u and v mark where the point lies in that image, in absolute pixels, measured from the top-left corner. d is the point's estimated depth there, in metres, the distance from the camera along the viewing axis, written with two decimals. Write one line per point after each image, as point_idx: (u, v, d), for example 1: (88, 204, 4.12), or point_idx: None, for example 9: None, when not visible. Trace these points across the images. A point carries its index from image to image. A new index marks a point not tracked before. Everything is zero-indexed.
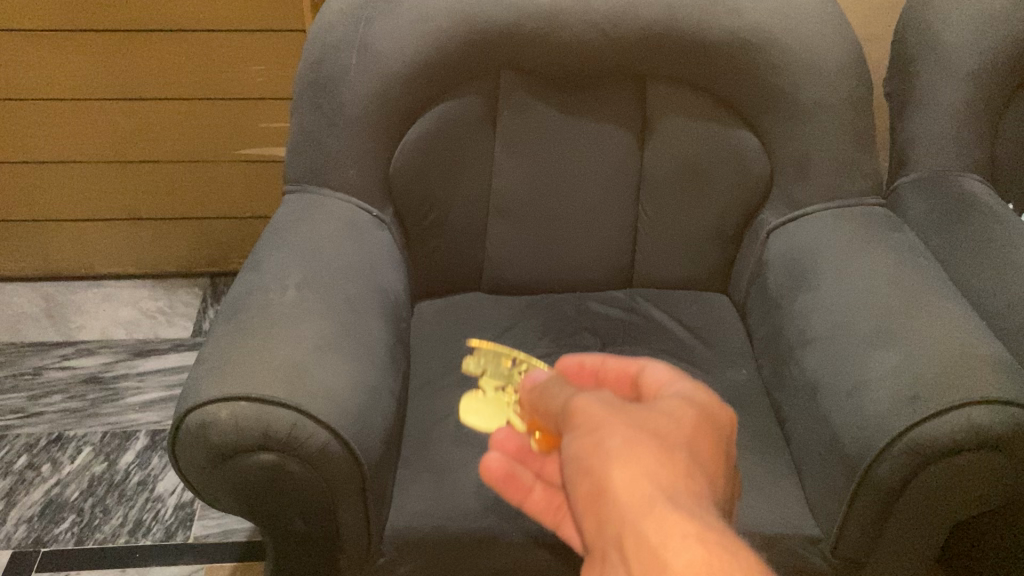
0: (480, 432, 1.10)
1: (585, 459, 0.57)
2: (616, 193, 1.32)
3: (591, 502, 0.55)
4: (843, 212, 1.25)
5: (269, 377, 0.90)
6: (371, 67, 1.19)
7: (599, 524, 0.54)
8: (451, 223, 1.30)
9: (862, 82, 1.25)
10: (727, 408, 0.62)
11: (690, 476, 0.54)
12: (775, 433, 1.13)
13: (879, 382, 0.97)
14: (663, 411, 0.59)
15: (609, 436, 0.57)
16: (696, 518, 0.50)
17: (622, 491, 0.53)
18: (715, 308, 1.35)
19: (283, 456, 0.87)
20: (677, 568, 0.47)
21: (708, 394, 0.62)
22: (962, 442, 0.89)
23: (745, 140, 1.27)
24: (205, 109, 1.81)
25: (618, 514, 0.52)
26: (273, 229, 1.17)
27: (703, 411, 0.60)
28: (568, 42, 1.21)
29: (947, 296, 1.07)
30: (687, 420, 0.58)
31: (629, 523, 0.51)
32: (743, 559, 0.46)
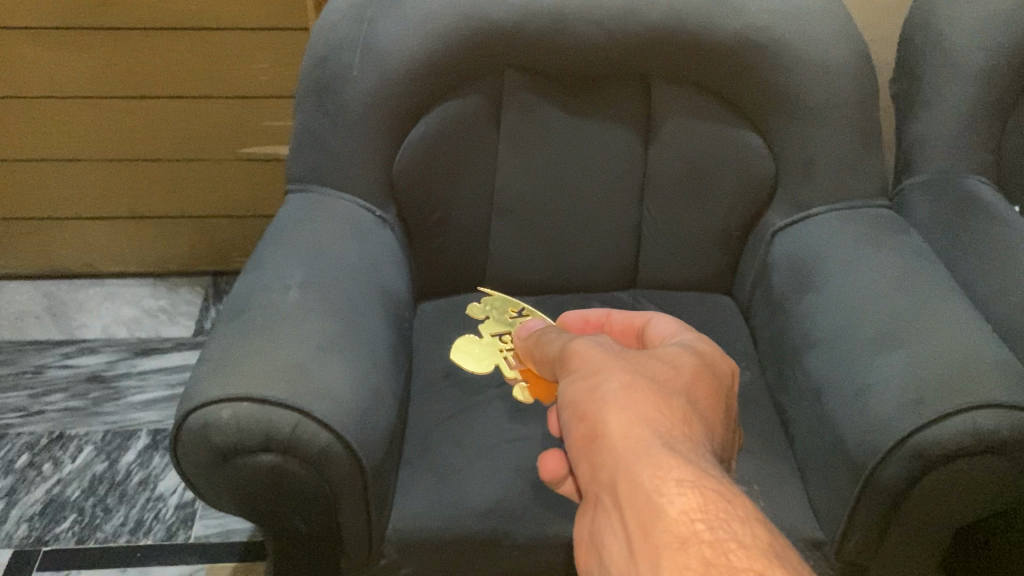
0: (482, 434, 1.09)
1: (594, 407, 0.69)
2: (621, 194, 1.32)
3: (592, 439, 0.68)
4: (848, 214, 1.24)
5: (271, 377, 0.89)
6: (375, 66, 1.19)
7: (597, 457, 0.67)
8: (454, 223, 1.30)
9: (868, 83, 1.24)
10: (725, 362, 0.79)
11: (686, 416, 0.69)
12: (778, 435, 1.12)
13: (885, 384, 0.97)
14: (669, 361, 0.76)
15: (613, 387, 0.70)
16: (687, 463, 0.62)
17: (622, 431, 0.66)
18: (719, 309, 1.34)
19: (284, 456, 0.87)
20: (672, 509, 0.58)
21: (708, 354, 0.78)
22: (967, 446, 0.89)
23: (751, 141, 1.27)
24: (209, 108, 1.81)
25: (617, 452, 0.65)
26: (276, 229, 1.17)
27: (701, 364, 0.76)
28: (573, 42, 1.21)
29: (954, 299, 1.06)
30: (688, 370, 0.74)
31: (627, 460, 0.64)
32: (730, 497, 0.60)
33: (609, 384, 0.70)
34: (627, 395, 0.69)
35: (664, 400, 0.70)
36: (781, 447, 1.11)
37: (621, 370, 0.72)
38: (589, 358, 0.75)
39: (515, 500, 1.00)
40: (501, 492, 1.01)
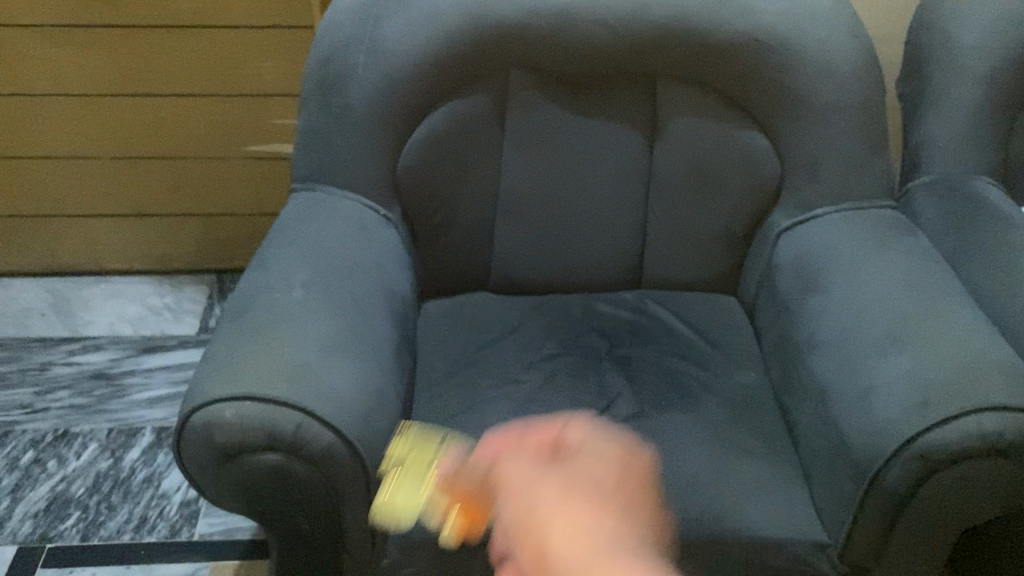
0: (486, 434, 1.09)
1: (525, 532, 0.69)
2: (625, 194, 1.31)
3: (532, 565, 0.67)
4: (853, 215, 1.24)
5: (275, 376, 0.89)
6: (380, 65, 1.19)
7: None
8: (458, 223, 1.29)
9: (874, 83, 1.24)
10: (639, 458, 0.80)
11: (614, 514, 0.70)
12: (782, 437, 1.12)
13: (890, 386, 0.96)
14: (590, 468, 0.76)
15: (542, 506, 0.70)
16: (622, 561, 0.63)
17: (561, 547, 0.66)
18: (724, 310, 1.34)
19: (288, 456, 0.87)
20: None
21: (622, 457, 0.79)
22: (972, 449, 0.89)
23: (756, 141, 1.26)
24: (214, 106, 1.81)
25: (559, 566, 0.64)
26: (280, 228, 1.16)
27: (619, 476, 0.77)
28: (578, 41, 1.22)
29: (959, 301, 1.06)
30: (610, 478, 0.75)
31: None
32: None
33: (543, 504, 0.70)
34: (561, 508, 0.69)
35: (597, 506, 0.70)
36: (786, 449, 1.10)
37: (551, 484, 0.73)
38: (517, 478, 0.76)
39: None
40: None
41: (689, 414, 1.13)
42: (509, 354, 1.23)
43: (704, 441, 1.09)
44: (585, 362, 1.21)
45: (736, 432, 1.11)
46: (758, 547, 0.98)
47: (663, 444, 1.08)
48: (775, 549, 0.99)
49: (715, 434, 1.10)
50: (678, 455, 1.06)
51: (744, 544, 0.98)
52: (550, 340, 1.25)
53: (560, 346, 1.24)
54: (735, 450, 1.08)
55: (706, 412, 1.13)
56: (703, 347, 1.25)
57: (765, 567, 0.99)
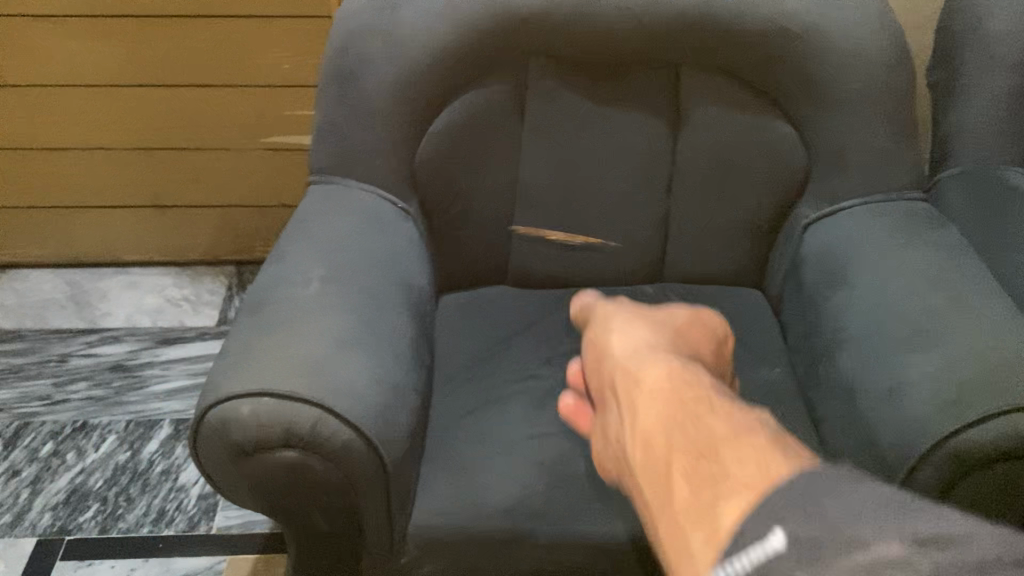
0: (505, 430, 1.07)
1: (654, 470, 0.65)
2: (647, 185, 1.28)
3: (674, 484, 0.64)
4: (881, 208, 1.21)
5: (292, 372, 0.88)
6: (397, 55, 1.17)
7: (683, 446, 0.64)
8: (477, 214, 1.27)
9: (904, 72, 1.21)
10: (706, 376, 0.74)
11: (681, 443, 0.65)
12: (809, 435, 1.09)
13: (921, 383, 0.94)
14: (655, 390, 0.72)
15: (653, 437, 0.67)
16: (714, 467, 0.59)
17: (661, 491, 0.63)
18: (749, 304, 1.31)
19: (305, 453, 0.86)
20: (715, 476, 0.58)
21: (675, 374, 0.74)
22: (1007, 449, 0.86)
23: (782, 131, 1.24)
24: (230, 97, 1.80)
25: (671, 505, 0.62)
26: (296, 221, 1.15)
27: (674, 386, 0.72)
28: (598, 29, 1.20)
29: (993, 296, 1.03)
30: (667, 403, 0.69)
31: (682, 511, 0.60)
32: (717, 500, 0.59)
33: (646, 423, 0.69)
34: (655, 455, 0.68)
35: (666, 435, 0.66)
36: (811, 446, 1.08)
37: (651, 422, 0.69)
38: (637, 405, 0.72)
39: (539, 497, 0.99)
40: (525, 490, 0.99)
41: None
42: (529, 348, 1.21)
43: None
44: None
45: None
46: None
47: None
48: None
49: None
50: None
51: None
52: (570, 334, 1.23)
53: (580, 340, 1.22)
54: None
55: None
56: None
57: None
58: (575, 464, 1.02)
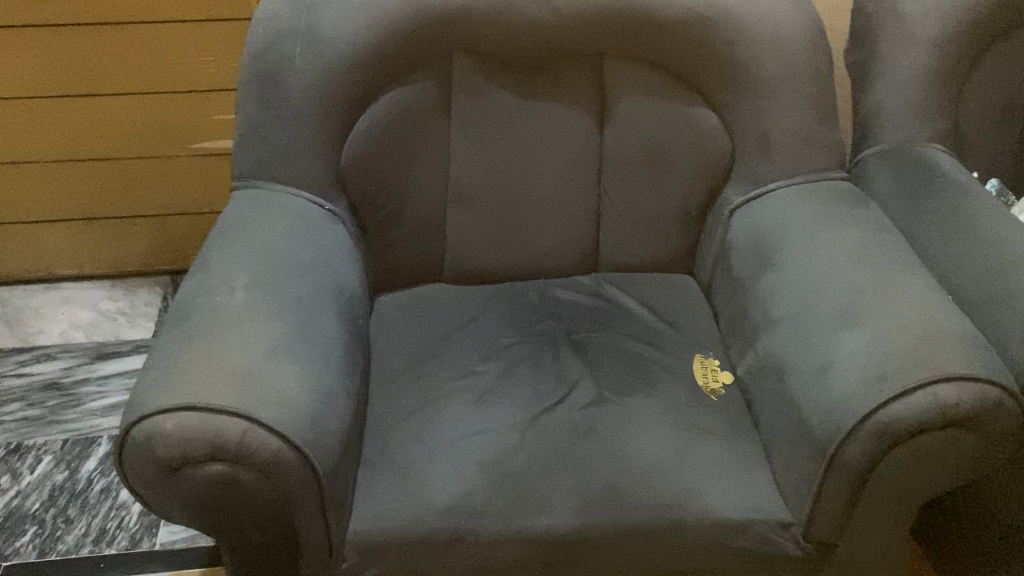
0: (443, 430, 1.06)
1: None
2: (577, 176, 1.29)
3: None
4: (806, 188, 1.22)
5: (217, 384, 0.86)
6: (318, 56, 1.16)
7: None
8: (408, 214, 1.26)
9: (823, 54, 1.22)
10: None
11: None
12: (743, 417, 1.11)
13: (847, 361, 0.95)
14: None
15: None
16: None
17: None
18: (682, 290, 1.32)
19: (234, 465, 0.84)
20: None
21: None
22: (929, 421, 0.88)
23: (706, 117, 1.25)
24: (157, 103, 1.76)
25: None
26: (220, 228, 1.12)
27: None
28: (519, 23, 1.19)
29: (914, 270, 1.05)
30: None
31: None
32: None
33: None
34: None
35: None
36: (746, 428, 1.09)
37: None
38: None
39: (479, 495, 0.98)
40: (464, 489, 0.99)
41: (651, 398, 1.11)
42: (466, 346, 1.20)
43: (666, 425, 1.07)
44: (543, 350, 1.19)
45: (697, 415, 1.10)
46: (723, 531, 0.97)
47: (624, 430, 1.06)
48: (740, 531, 0.98)
49: (676, 417, 1.09)
50: (640, 441, 1.05)
51: (709, 527, 0.97)
52: (507, 329, 1.23)
53: (517, 335, 1.22)
54: (697, 432, 1.07)
55: (668, 396, 1.12)
56: (662, 329, 1.24)
57: (731, 550, 0.98)
58: (514, 460, 1.02)
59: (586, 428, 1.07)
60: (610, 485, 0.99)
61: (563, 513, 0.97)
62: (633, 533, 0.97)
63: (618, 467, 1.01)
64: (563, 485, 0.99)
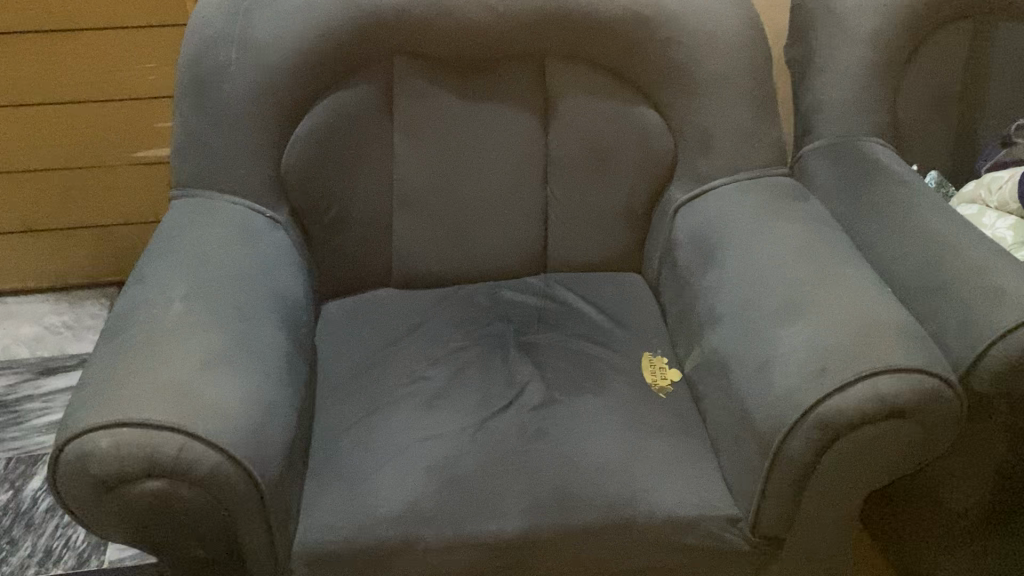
0: (391, 436, 1.05)
1: None
2: (523, 176, 1.29)
3: None
4: (748, 184, 1.22)
5: (152, 399, 0.85)
6: (254, 61, 1.14)
7: None
8: (352, 218, 1.25)
9: (761, 50, 1.23)
10: None
11: None
12: (691, 414, 1.11)
13: (788, 355, 0.96)
14: None
15: None
16: None
17: None
18: (631, 288, 1.32)
19: (171, 481, 0.83)
20: None
21: None
22: (869, 412, 0.89)
23: (648, 116, 1.25)
24: (95, 112, 1.72)
25: None
26: (158, 239, 1.10)
27: None
28: (459, 24, 1.19)
29: (854, 263, 1.06)
30: None
31: None
32: None
33: None
34: None
35: None
36: (695, 425, 1.10)
37: None
38: None
39: (427, 501, 0.97)
40: (412, 496, 0.98)
41: (599, 398, 1.11)
42: (414, 350, 1.19)
43: (615, 424, 1.07)
44: (492, 352, 1.19)
45: (646, 412, 1.10)
46: (671, 527, 0.97)
47: (573, 430, 1.06)
48: (688, 527, 0.98)
49: (625, 416, 1.09)
50: (589, 441, 1.05)
51: (658, 524, 0.97)
52: (456, 332, 1.22)
53: (466, 338, 1.21)
54: (645, 430, 1.07)
55: (617, 395, 1.12)
56: (612, 328, 1.24)
57: (681, 546, 0.98)
58: (463, 464, 1.01)
59: (535, 430, 1.06)
60: (559, 485, 0.99)
61: (512, 515, 0.96)
62: (583, 533, 0.96)
63: (567, 467, 1.01)
64: (512, 488, 0.99)
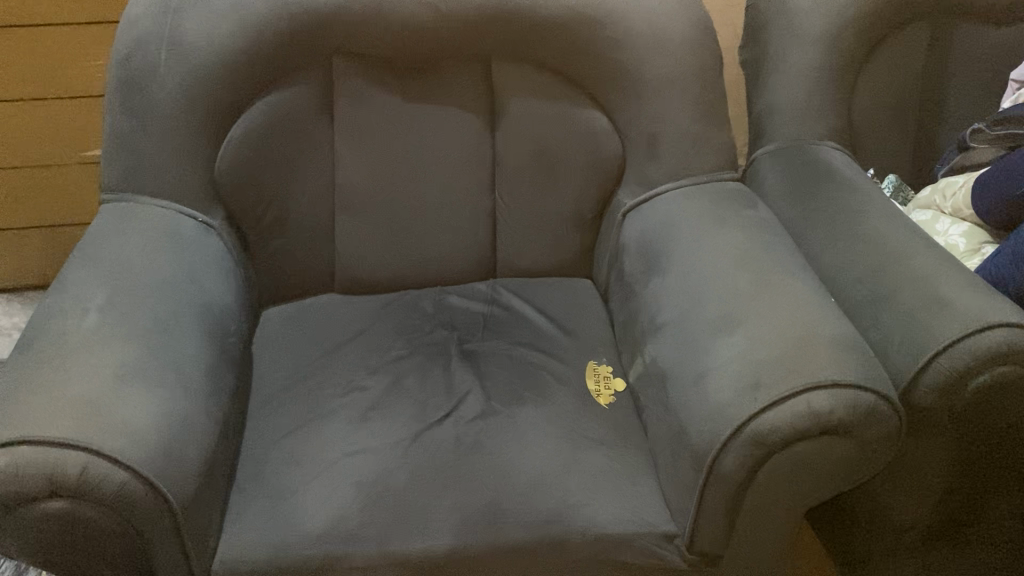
0: (321, 449, 1.02)
1: None
2: (468, 180, 1.26)
3: None
4: (695, 189, 1.20)
5: (56, 416, 0.81)
6: (183, 62, 1.10)
7: None
8: (291, 223, 1.22)
9: (710, 53, 1.20)
10: None
11: None
12: (633, 425, 1.09)
13: (724, 368, 0.93)
14: None
15: None
16: None
17: None
18: (580, 294, 1.29)
19: (74, 501, 0.79)
20: None
21: None
22: (804, 429, 0.86)
23: (595, 119, 1.23)
24: (34, 112, 1.68)
25: None
26: (82, 245, 1.07)
27: None
28: (398, 24, 1.15)
29: (796, 273, 1.03)
30: None
31: None
32: None
33: None
34: None
35: None
36: (636, 436, 1.07)
37: None
38: None
39: (354, 518, 0.94)
40: (338, 512, 0.95)
41: (538, 409, 1.08)
42: (352, 359, 1.16)
43: (553, 436, 1.04)
44: (432, 361, 1.16)
45: (586, 424, 1.07)
46: (606, 545, 0.95)
47: (508, 443, 1.03)
48: (623, 543, 0.95)
49: (563, 428, 1.06)
50: (525, 454, 1.02)
51: (592, 542, 0.94)
52: (396, 340, 1.19)
53: (407, 347, 1.18)
54: (584, 442, 1.04)
55: (557, 406, 1.09)
56: (557, 336, 1.21)
57: (615, 564, 0.96)
58: (393, 479, 0.98)
59: (470, 442, 1.03)
60: (491, 500, 0.96)
61: (440, 533, 0.93)
62: (514, 550, 0.94)
63: (499, 482, 0.98)
64: (442, 504, 0.96)
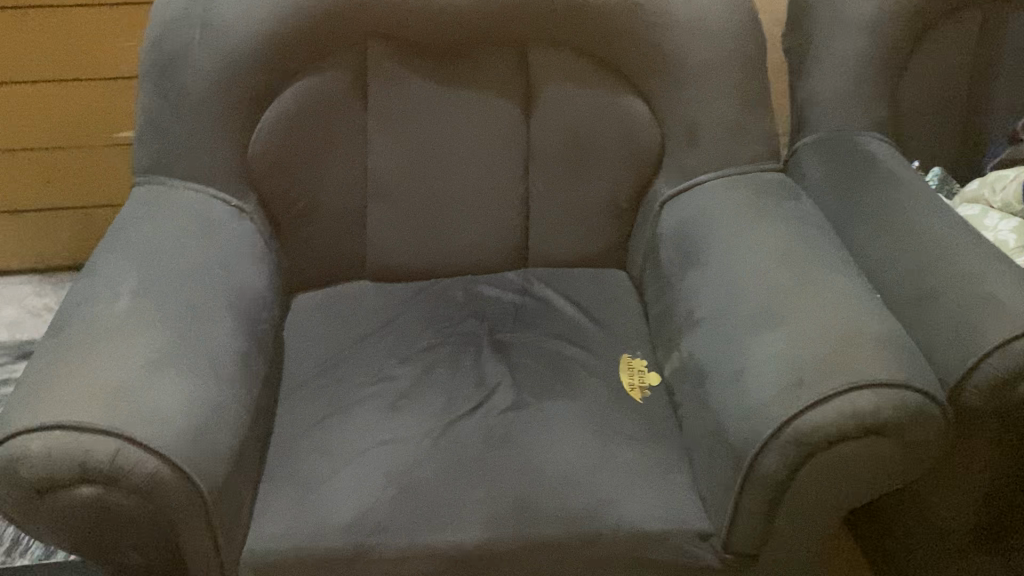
0: (350, 439, 1.01)
1: None
2: (501, 167, 1.23)
3: None
4: (735, 180, 1.17)
5: (88, 401, 0.80)
6: (218, 44, 1.09)
7: None
8: (322, 209, 1.20)
9: (753, 39, 1.17)
10: None
11: None
12: (667, 420, 1.06)
13: (764, 365, 0.91)
14: None
15: None
16: None
17: None
18: (614, 286, 1.27)
19: (106, 487, 0.78)
20: None
21: None
22: (847, 429, 0.84)
23: (633, 106, 1.20)
24: (68, 92, 1.68)
25: None
26: (114, 228, 1.06)
27: None
28: (434, 7, 1.13)
29: (840, 268, 1.00)
30: None
31: None
32: None
33: None
34: None
35: None
36: (670, 433, 1.05)
37: None
38: None
39: (382, 510, 0.93)
40: (368, 503, 0.93)
41: (571, 402, 1.06)
42: (383, 347, 1.15)
43: (585, 430, 1.03)
44: (463, 351, 1.14)
45: (619, 419, 1.05)
46: (638, 542, 0.93)
47: (540, 436, 1.02)
48: (656, 541, 0.93)
49: (596, 422, 1.04)
50: (557, 448, 1.00)
51: (625, 539, 0.92)
52: (427, 329, 1.18)
53: (437, 336, 1.17)
54: (617, 437, 1.02)
55: (590, 399, 1.07)
56: (590, 328, 1.19)
57: (647, 562, 0.94)
58: (423, 471, 0.97)
59: (502, 435, 1.02)
60: (522, 494, 0.95)
61: (470, 526, 0.92)
62: (544, 546, 0.92)
63: (530, 476, 0.97)
64: (472, 497, 0.94)
